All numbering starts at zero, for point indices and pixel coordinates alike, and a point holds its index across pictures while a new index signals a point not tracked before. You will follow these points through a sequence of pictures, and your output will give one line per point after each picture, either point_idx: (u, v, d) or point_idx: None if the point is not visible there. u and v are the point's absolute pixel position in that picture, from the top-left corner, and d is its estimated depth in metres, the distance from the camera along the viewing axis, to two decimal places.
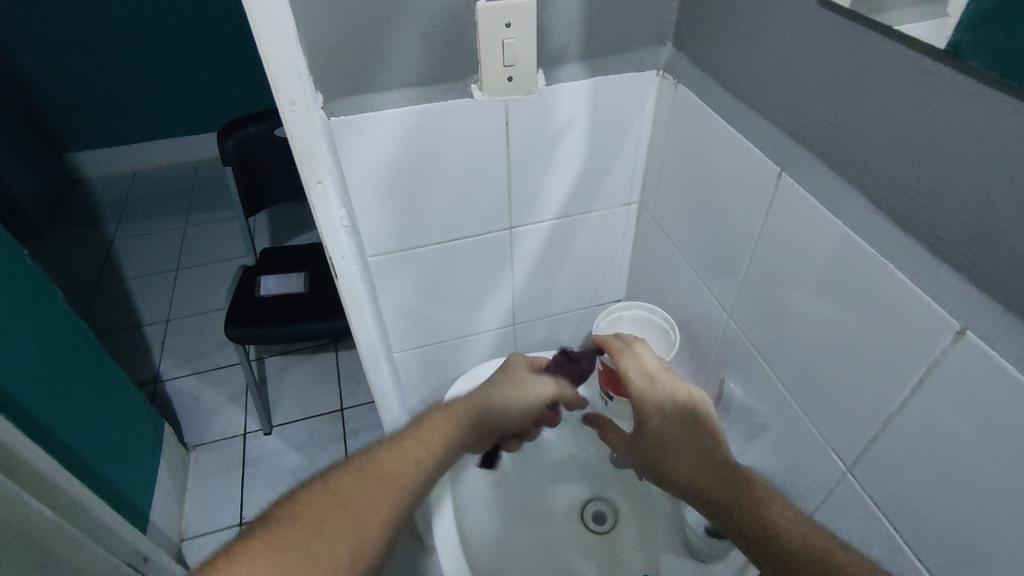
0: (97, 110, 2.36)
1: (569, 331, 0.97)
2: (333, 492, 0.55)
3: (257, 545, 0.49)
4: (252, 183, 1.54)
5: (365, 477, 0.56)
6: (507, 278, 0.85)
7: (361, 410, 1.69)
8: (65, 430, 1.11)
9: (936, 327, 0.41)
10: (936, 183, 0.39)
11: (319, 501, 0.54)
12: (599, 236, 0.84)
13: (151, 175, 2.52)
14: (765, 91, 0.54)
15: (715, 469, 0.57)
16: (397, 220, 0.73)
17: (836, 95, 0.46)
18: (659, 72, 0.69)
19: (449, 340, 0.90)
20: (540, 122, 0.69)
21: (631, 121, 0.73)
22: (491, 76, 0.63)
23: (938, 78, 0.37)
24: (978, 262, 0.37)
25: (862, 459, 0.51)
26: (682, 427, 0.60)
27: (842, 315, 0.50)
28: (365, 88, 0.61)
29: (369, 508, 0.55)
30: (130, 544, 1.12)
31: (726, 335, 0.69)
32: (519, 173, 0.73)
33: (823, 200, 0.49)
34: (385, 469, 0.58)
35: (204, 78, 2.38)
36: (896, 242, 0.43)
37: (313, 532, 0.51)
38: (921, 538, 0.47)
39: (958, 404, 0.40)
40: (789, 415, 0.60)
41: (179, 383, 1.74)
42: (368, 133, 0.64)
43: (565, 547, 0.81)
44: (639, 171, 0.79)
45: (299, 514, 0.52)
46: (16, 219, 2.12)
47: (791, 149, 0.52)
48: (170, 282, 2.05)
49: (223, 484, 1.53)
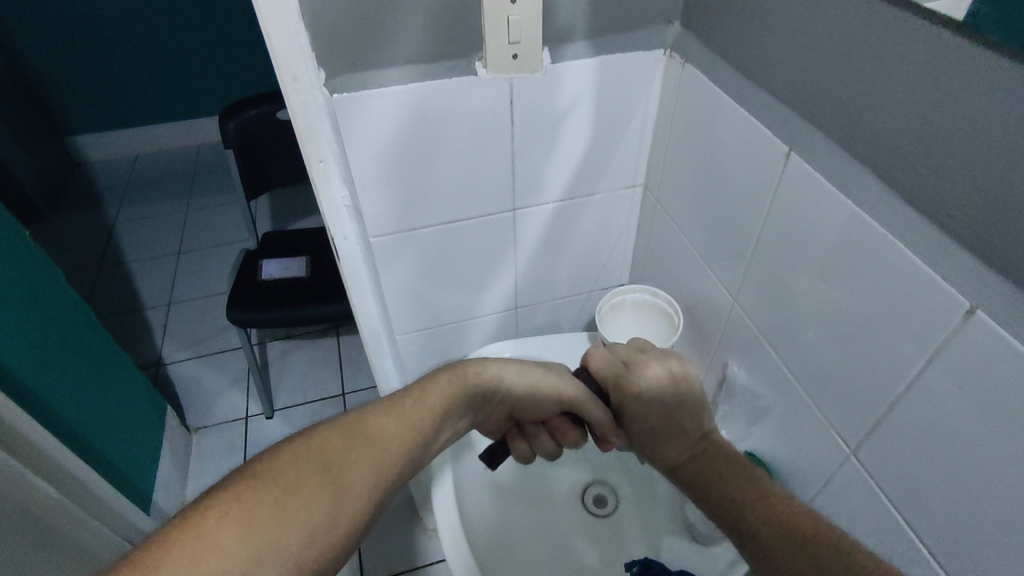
0: (97, 93, 2.34)
1: (572, 315, 0.97)
2: (312, 458, 0.50)
3: (226, 508, 0.44)
4: (253, 165, 1.53)
5: (350, 444, 0.52)
6: (510, 261, 0.84)
7: (363, 394, 1.69)
8: (67, 411, 1.12)
9: (945, 308, 0.40)
10: (948, 160, 0.38)
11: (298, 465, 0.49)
12: (603, 218, 0.84)
13: (152, 159, 2.51)
14: (776, 69, 0.53)
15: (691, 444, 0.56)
16: (400, 201, 0.72)
17: (849, 72, 0.45)
18: (667, 51, 0.68)
19: (451, 324, 0.90)
20: (545, 101, 0.68)
21: (637, 101, 0.72)
22: (496, 53, 0.62)
23: (955, 52, 0.36)
24: (991, 240, 0.37)
25: (866, 442, 0.51)
26: (670, 403, 0.60)
27: (851, 298, 0.49)
28: (369, 65, 0.60)
29: (355, 479, 0.50)
30: (133, 524, 1.14)
31: (730, 319, 0.68)
32: (523, 154, 0.72)
33: (833, 181, 0.48)
34: (371, 438, 0.53)
35: (205, 61, 2.36)
36: (908, 221, 0.42)
37: (292, 497, 0.46)
38: (925, 521, 0.46)
39: (967, 385, 0.40)
40: (794, 399, 0.59)
41: (181, 367, 1.74)
42: (371, 112, 0.63)
43: (566, 529, 0.81)
44: (644, 152, 0.78)
45: (279, 469, 0.48)
46: (18, 201, 2.11)
47: (801, 129, 0.51)
48: (171, 265, 2.05)
49: (225, 467, 1.53)
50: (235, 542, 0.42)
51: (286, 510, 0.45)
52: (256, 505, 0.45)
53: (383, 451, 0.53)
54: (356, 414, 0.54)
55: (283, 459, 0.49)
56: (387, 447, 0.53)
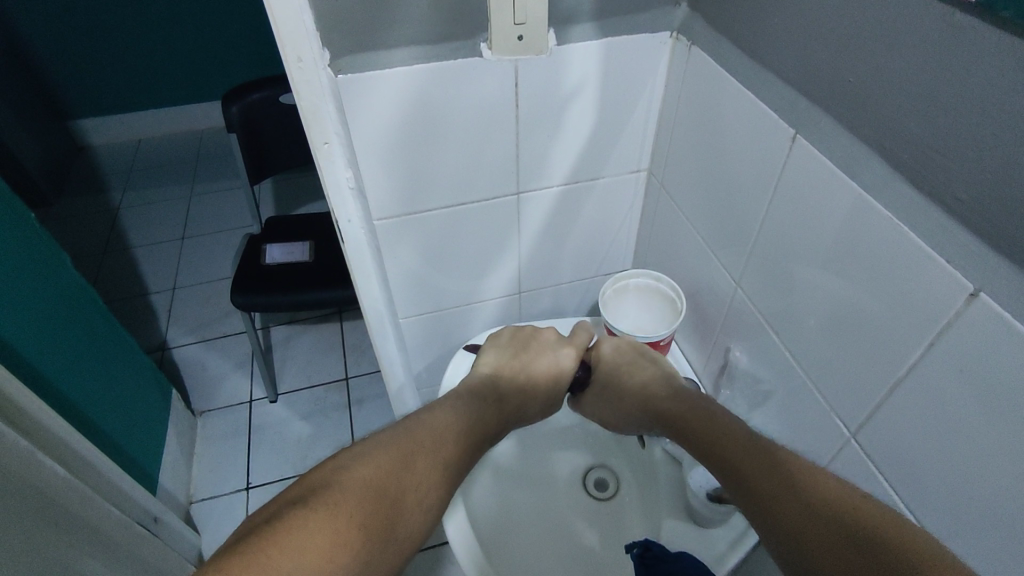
0: (100, 76, 2.33)
1: (574, 301, 0.97)
2: (387, 475, 0.52)
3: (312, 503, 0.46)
4: (257, 150, 1.52)
5: (418, 459, 0.54)
6: (513, 245, 0.84)
7: (366, 379, 1.70)
8: (75, 393, 1.13)
9: (949, 291, 0.41)
10: (957, 142, 0.38)
11: (372, 482, 0.50)
12: (607, 203, 0.83)
13: (156, 143, 2.51)
14: (784, 50, 0.52)
15: (676, 393, 0.64)
16: (404, 184, 0.72)
17: (857, 53, 0.44)
18: (673, 34, 0.68)
19: (454, 308, 0.90)
20: (550, 84, 0.68)
21: (642, 84, 0.71)
22: (501, 34, 0.62)
23: (968, 32, 0.36)
24: (995, 222, 0.37)
25: (866, 426, 0.51)
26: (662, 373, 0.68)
27: (856, 281, 0.49)
28: (373, 46, 0.60)
29: (422, 476, 0.54)
30: (140, 505, 1.16)
31: (734, 304, 0.68)
32: (527, 137, 0.72)
33: (840, 164, 0.48)
34: (431, 440, 0.57)
35: (208, 44, 2.35)
36: (913, 204, 0.42)
37: (370, 495, 0.49)
38: (924, 503, 0.47)
39: (969, 368, 0.40)
40: (795, 383, 0.59)
41: (186, 351, 1.75)
42: (375, 93, 0.63)
43: (567, 512, 0.82)
44: (649, 137, 0.77)
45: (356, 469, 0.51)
46: (23, 185, 2.12)
47: (807, 111, 0.51)
48: (175, 250, 2.05)
49: (230, 450, 1.55)
50: (323, 550, 0.43)
51: (373, 530, 0.47)
52: (343, 520, 0.46)
53: (442, 454, 0.56)
54: (415, 419, 0.59)
55: (360, 476, 0.50)
56: (446, 442, 0.58)
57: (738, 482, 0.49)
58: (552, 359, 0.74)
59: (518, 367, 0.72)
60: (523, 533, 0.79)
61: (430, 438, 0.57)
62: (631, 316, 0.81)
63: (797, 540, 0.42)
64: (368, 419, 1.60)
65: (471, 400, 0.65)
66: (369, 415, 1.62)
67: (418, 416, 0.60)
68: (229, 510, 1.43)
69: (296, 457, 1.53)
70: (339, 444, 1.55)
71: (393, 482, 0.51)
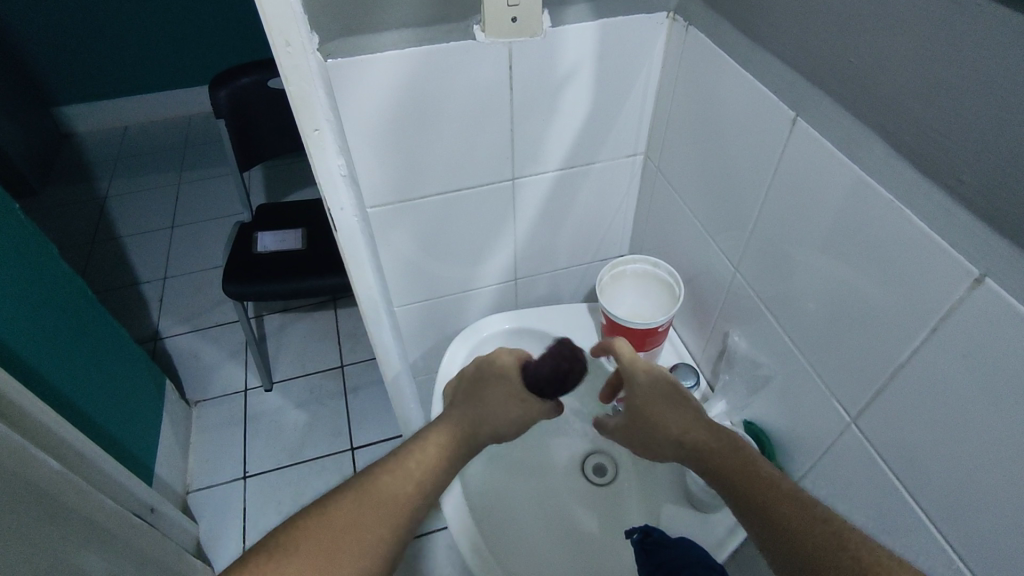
0: (82, 61, 2.28)
1: (570, 287, 0.96)
2: (348, 523, 0.53)
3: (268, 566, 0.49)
4: (244, 136, 1.50)
5: (369, 511, 0.54)
6: (508, 231, 0.83)
7: (361, 366, 1.70)
8: (69, 386, 1.12)
9: (952, 275, 0.40)
10: (961, 124, 0.37)
11: (322, 543, 0.51)
12: (603, 188, 0.82)
13: (142, 130, 2.46)
14: (784, 29, 0.51)
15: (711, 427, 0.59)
16: (397, 171, 0.71)
17: (858, 33, 0.44)
18: (669, 14, 0.66)
19: (449, 296, 0.89)
20: (544, 67, 0.67)
21: (638, 66, 0.70)
22: (494, 16, 0.60)
23: (973, 10, 0.35)
24: (999, 204, 0.36)
25: (866, 411, 0.50)
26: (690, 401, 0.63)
27: (857, 266, 0.49)
28: (364, 29, 0.58)
29: (374, 527, 0.53)
30: (135, 496, 1.15)
31: (732, 289, 0.68)
32: (522, 122, 0.71)
33: (841, 146, 0.47)
34: (387, 486, 0.56)
35: (193, 27, 2.29)
36: (916, 187, 0.42)
37: (317, 554, 0.50)
38: (923, 487, 0.47)
39: (972, 353, 0.40)
40: (793, 368, 0.59)
41: (179, 341, 1.74)
42: (366, 77, 0.61)
43: (566, 498, 0.82)
44: (646, 120, 0.76)
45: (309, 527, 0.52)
46: (7, 175, 2.08)
47: (806, 93, 0.50)
48: (165, 239, 2.03)
49: (226, 439, 1.54)
50: None
51: None
52: None
53: (398, 500, 0.56)
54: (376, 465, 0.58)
55: (348, 517, 0.53)
56: (403, 485, 0.57)
57: (741, 497, 0.53)
58: (496, 363, 0.69)
59: (476, 387, 0.67)
60: (523, 523, 0.79)
61: (417, 467, 0.58)
62: (629, 303, 0.78)
63: (793, 554, 0.47)
64: (364, 407, 1.60)
65: (444, 438, 0.62)
66: (365, 402, 1.61)
67: (380, 461, 0.58)
68: (226, 499, 1.43)
69: (292, 445, 1.53)
70: (336, 433, 1.55)
71: (343, 538, 0.52)
